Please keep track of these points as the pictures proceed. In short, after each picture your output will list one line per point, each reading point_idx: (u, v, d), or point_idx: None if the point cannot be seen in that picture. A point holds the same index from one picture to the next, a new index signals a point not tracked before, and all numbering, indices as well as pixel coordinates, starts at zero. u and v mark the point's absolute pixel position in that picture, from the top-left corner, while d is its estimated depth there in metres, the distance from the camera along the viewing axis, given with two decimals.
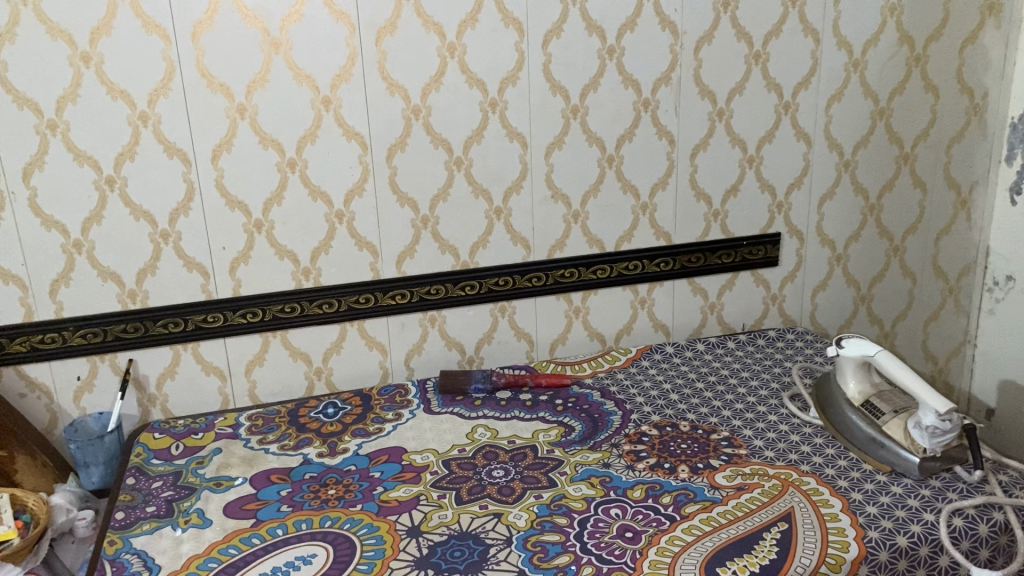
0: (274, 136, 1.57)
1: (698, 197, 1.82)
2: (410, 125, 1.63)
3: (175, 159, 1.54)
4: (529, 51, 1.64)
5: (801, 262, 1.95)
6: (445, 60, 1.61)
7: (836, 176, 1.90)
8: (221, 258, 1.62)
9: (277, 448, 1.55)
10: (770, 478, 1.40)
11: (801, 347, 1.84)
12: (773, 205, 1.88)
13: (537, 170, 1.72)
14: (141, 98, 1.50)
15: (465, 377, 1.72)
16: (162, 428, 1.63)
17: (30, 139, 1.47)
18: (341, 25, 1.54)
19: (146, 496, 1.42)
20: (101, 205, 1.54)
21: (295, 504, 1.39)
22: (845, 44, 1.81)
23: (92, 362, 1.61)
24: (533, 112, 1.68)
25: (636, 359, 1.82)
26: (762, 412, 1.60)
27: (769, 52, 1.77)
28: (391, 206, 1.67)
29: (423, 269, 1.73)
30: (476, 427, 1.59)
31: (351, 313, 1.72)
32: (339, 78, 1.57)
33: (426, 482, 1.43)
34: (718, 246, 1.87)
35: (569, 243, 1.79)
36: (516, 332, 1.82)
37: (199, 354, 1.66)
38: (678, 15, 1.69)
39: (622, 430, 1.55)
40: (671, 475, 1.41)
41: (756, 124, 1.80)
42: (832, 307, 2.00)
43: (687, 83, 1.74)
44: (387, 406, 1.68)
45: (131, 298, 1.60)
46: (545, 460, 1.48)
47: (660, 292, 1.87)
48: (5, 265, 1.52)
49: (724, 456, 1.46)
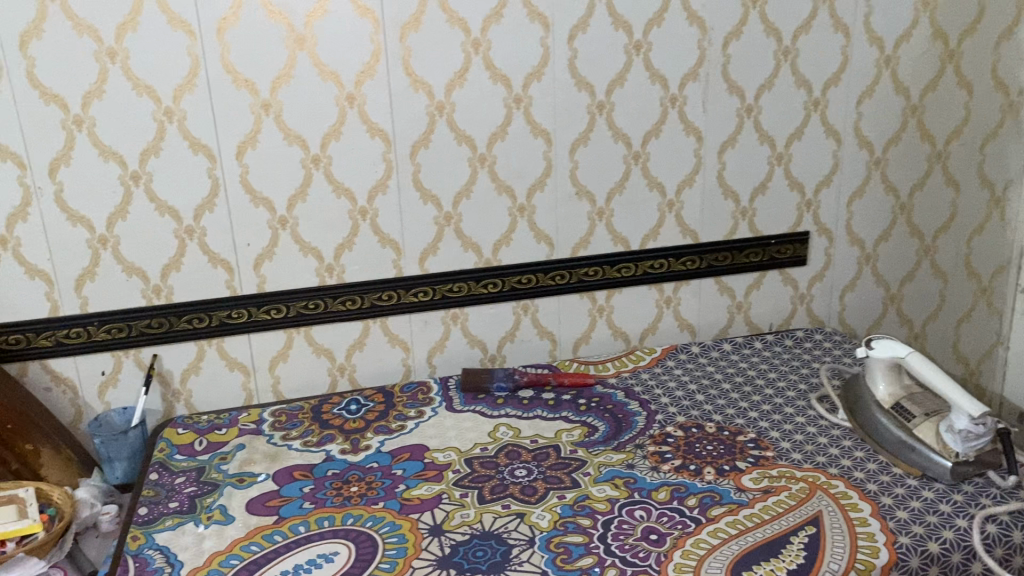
0: (299, 133, 1.57)
1: (725, 195, 1.80)
2: (434, 122, 1.62)
3: (200, 155, 1.54)
4: (554, 46, 1.62)
5: (830, 262, 1.92)
6: (470, 56, 1.59)
7: (867, 174, 1.87)
8: (245, 254, 1.62)
9: (299, 444, 1.55)
10: (798, 481, 1.38)
11: (829, 348, 1.81)
12: (802, 203, 1.85)
13: (562, 167, 1.70)
14: (166, 94, 1.50)
15: (487, 375, 1.71)
16: (185, 424, 1.63)
17: (56, 135, 1.47)
18: (366, 21, 1.53)
19: (168, 492, 1.42)
20: (126, 200, 1.54)
21: (317, 501, 1.38)
22: (877, 40, 1.77)
23: (117, 357, 1.62)
24: (558, 109, 1.66)
25: (661, 359, 1.80)
26: (789, 413, 1.58)
27: (798, 47, 1.74)
28: (415, 203, 1.66)
29: (446, 266, 1.72)
30: (499, 426, 1.58)
31: (374, 310, 1.71)
32: (363, 74, 1.56)
33: (448, 481, 1.42)
34: (745, 245, 1.84)
35: (594, 241, 1.77)
36: (540, 330, 1.81)
37: (223, 350, 1.66)
38: (706, 10, 1.66)
39: (647, 431, 1.53)
40: (697, 476, 1.40)
41: (785, 121, 1.78)
42: (861, 307, 1.97)
43: (714, 79, 1.71)
44: (409, 403, 1.67)
45: (156, 293, 1.60)
46: (568, 461, 1.46)
47: (685, 290, 1.85)
48: (32, 259, 1.53)
49: (750, 458, 1.44)
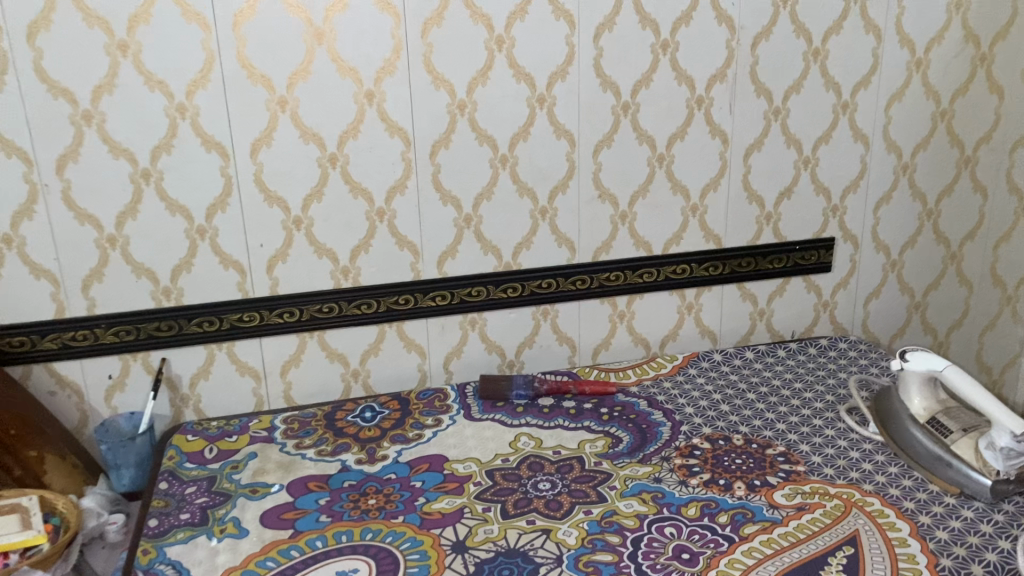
0: (316, 130, 1.52)
1: (750, 199, 1.75)
2: (455, 121, 1.57)
3: (213, 153, 1.49)
4: (580, 45, 1.57)
5: (854, 268, 1.87)
6: (493, 53, 1.54)
7: (894, 179, 1.82)
8: (259, 255, 1.57)
9: (313, 453, 1.50)
10: (832, 498, 1.33)
11: (855, 357, 1.77)
12: (828, 208, 1.81)
13: (585, 169, 1.66)
14: (179, 89, 1.44)
15: (505, 382, 1.66)
16: (195, 430, 1.58)
17: (65, 130, 1.42)
18: (387, 15, 1.48)
19: (179, 502, 1.37)
20: (136, 199, 1.48)
21: (334, 515, 1.33)
22: (909, 42, 1.73)
23: (124, 360, 1.56)
24: (582, 109, 1.61)
25: (683, 366, 1.75)
26: (818, 426, 1.53)
27: (828, 49, 1.69)
28: (434, 204, 1.61)
29: (464, 270, 1.67)
30: (519, 436, 1.53)
31: (390, 315, 1.66)
32: (383, 70, 1.51)
33: (470, 494, 1.37)
34: (769, 251, 1.80)
35: (616, 245, 1.72)
36: (559, 336, 1.76)
37: (234, 354, 1.61)
38: (735, 9, 1.62)
39: (673, 443, 1.49)
40: (727, 492, 1.35)
41: (813, 124, 1.73)
42: (885, 315, 1.93)
43: (742, 81, 1.67)
44: (426, 411, 1.62)
45: (165, 295, 1.55)
46: (593, 473, 1.41)
47: (708, 297, 1.80)
48: (37, 259, 1.47)
49: (781, 473, 1.40)
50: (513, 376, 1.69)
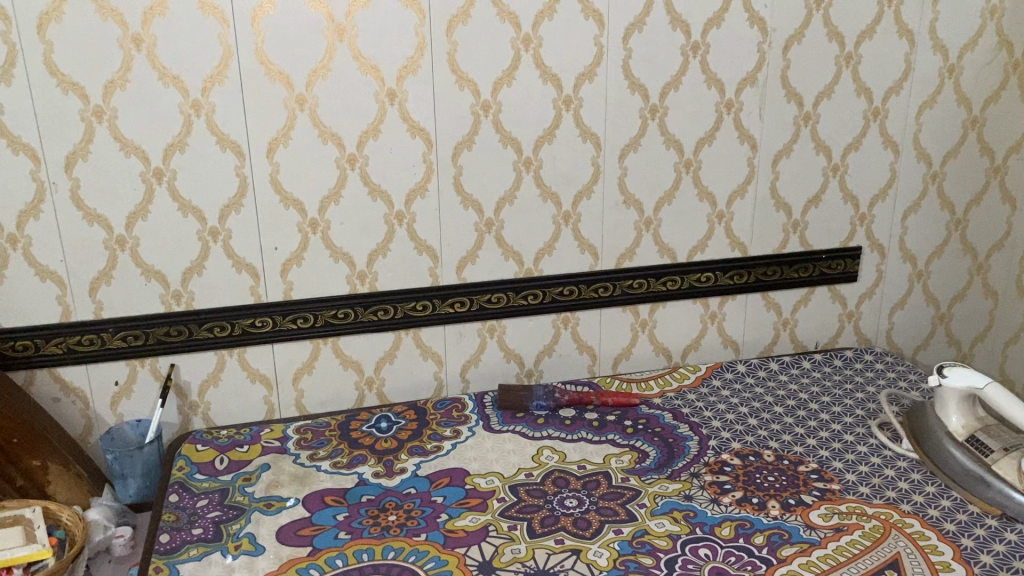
0: (335, 130, 1.46)
1: (778, 206, 1.71)
2: (479, 122, 1.52)
3: (229, 152, 1.43)
4: (609, 45, 1.52)
5: (880, 278, 1.83)
6: (519, 53, 1.49)
7: (923, 188, 1.78)
8: (273, 258, 1.51)
9: (329, 465, 1.45)
10: (870, 519, 1.29)
11: (882, 370, 1.72)
12: (855, 217, 1.76)
13: (610, 173, 1.61)
14: (195, 85, 1.39)
15: (525, 393, 1.61)
16: (204, 439, 1.52)
17: (74, 126, 1.36)
18: (411, 12, 1.42)
19: (191, 517, 1.31)
20: (147, 198, 1.42)
21: (354, 531, 1.28)
22: (942, 47, 1.68)
23: (132, 366, 1.50)
24: (609, 112, 1.57)
25: (706, 378, 1.70)
26: (850, 442, 1.49)
27: (861, 53, 1.64)
28: (455, 208, 1.56)
29: (484, 275, 1.61)
30: (542, 449, 1.48)
31: (406, 321, 1.60)
32: (406, 69, 1.45)
33: (494, 511, 1.32)
34: (795, 260, 1.75)
35: (639, 251, 1.67)
36: (579, 345, 1.71)
37: (245, 361, 1.55)
38: (768, 11, 1.57)
39: (701, 458, 1.44)
40: (761, 511, 1.31)
41: (843, 130, 1.69)
42: (910, 326, 1.89)
43: (773, 85, 1.62)
44: (444, 422, 1.56)
45: (176, 299, 1.49)
46: (621, 490, 1.36)
47: (732, 306, 1.76)
48: (43, 260, 1.41)
49: (816, 492, 1.35)
50: (533, 386, 1.64)
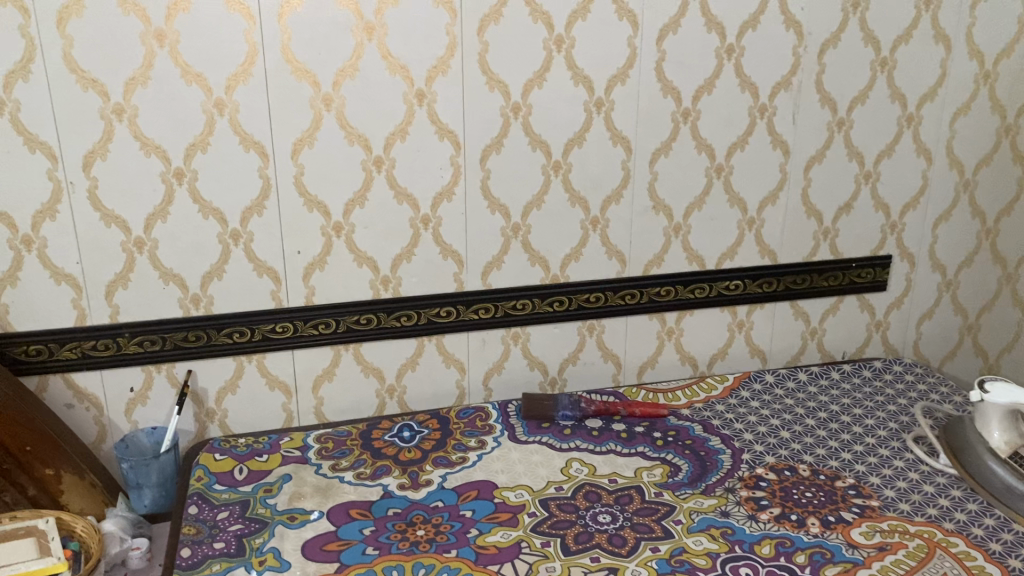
0: (361, 131, 1.42)
1: (809, 213, 1.67)
2: (508, 125, 1.48)
3: (252, 153, 1.39)
4: (642, 47, 1.48)
5: (909, 288, 1.80)
6: (551, 54, 1.45)
7: (954, 196, 1.75)
8: (295, 262, 1.47)
9: (352, 476, 1.40)
10: (913, 537, 1.25)
11: (913, 382, 1.69)
12: (886, 225, 1.73)
13: (640, 178, 1.57)
14: (218, 83, 1.34)
15: (550, 402, 1.58)
16: (222, 448, 1.47)
17: (93, 125, 1.31)
18: (442, 11, 1.38)
19: (212, 530, 1.27)
20: (167, 199, 1.38)
21: (381, 547, 1.23)
22: (977, 53, 1.65)
23: (148, 372, 1.46)
24: (641, 115, 1.53)
25: (734, 388, 1.67)
26: (886, 456, 1.46)
27: (897, 58, 1.61)
28: (481, 213, 1.52)
29: (509, 281, 1.57)
30: (570, 461, 1.44)
31: (430, 328, 1.56)
32: (436, 69, 1.41)
33: (525, 526, 1.28)
34: (825, 268, 1.72)
35: (668, 258, 1.63)
36: (604, 353, 1.67)
37: (264, 367, 1.51)
38: (804, 14, 1.53)
39: (735, 473, 1.41)
40: (801, 529, 1.27)
41: (876, 136, 1.65)
42: (937, 336, 1.85)
43: (807, 89, 1.58)
44: (468, 432, 1.52)
45: (194, 303, 1.44)
46: (655, 505, 1.32)
47: (759, 314, 1.72)
48: (59, 263, 1.37)
49: (856, 509, 1.32)
50: (559, 395, 1.60)
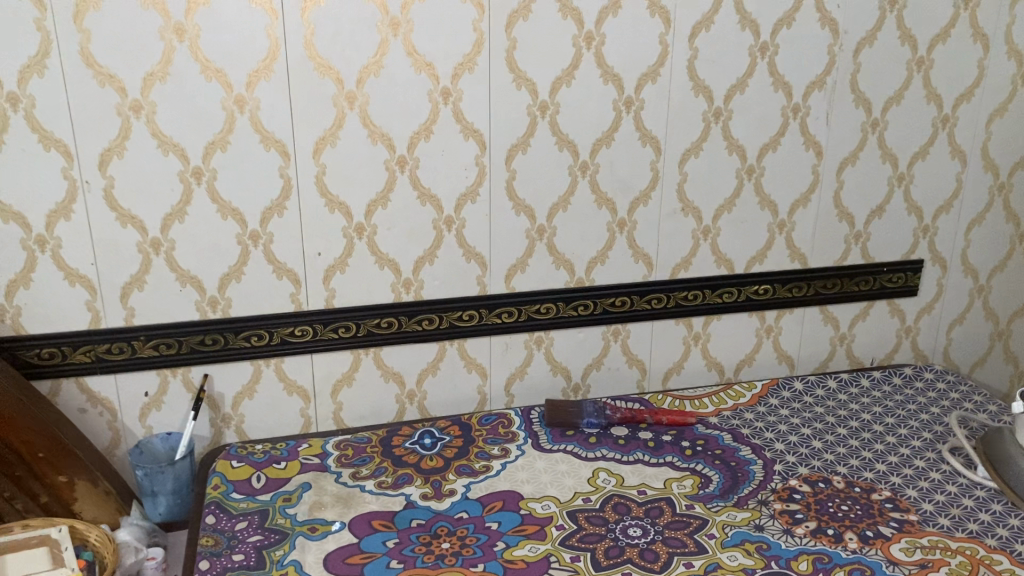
0: (385, 130, 1.37)
1: (840, 216, 1.63)
2: (535, 124, 1.43)
3: (273, 151, 1.35)
4: (674, 44, 1.44)
5: (940, 293, 1.75)
6: (581, 51, 1.41)
7: (989, 199, 1.70)
8: (315, 264, 1.42)
9: (373, 485, 1.36)
10: (956, 555, 1.20)
11: (945, 391, 1.65)
12: (918, 228, 1.68)
13: (669, 180, 1.52)
14: (239, 80, 1.30)
15: (574, 410, 1.54)
16: (238, 455, 1.44)
17: (110, 122, 1.27)
18: (470, 6, 1.34)
19: (231, 541, 1.23)
20: (185, 199, 1.34)
21: (406, 560, 1.19)
22: (1016, 53, 1.61)
23: (163, 376, 1.42)
24: (671, 114, 1.48)
25: (762, 396, 1.63)
26: (922, 467, 1.41)
27: (933, 57, 1.56)
28: (507, 214, 1.48)
29: (534, 285, 1.53)
30: (597, 471, 1.40)
31: (452, 332, 1.52)
32: (462, 66, 1.37)
33: (554, 540, 1.24)
34: (856, 272, 1.68)
35: (696, 261, 1.59)
36: (629, 358, 1.63)
37: (282, 372, 1.47)
38: (841, 12, 1.49)
39: (768, 485, 1.37)
40: (839, 544, 1.23)
41: (910, 138, 1.61)
42: (968, 342, 1.81)
43: (842, 89, 1.54)
44: (490, 439, 1.48)
45: (212, 306, 1.40)
46: (687, 519, 1.28)
47: (788, 320, 1.68)
48: (73, 264, 1.33)
49: (894, 523, 1.27)
50: (583, 402, 1.56)
